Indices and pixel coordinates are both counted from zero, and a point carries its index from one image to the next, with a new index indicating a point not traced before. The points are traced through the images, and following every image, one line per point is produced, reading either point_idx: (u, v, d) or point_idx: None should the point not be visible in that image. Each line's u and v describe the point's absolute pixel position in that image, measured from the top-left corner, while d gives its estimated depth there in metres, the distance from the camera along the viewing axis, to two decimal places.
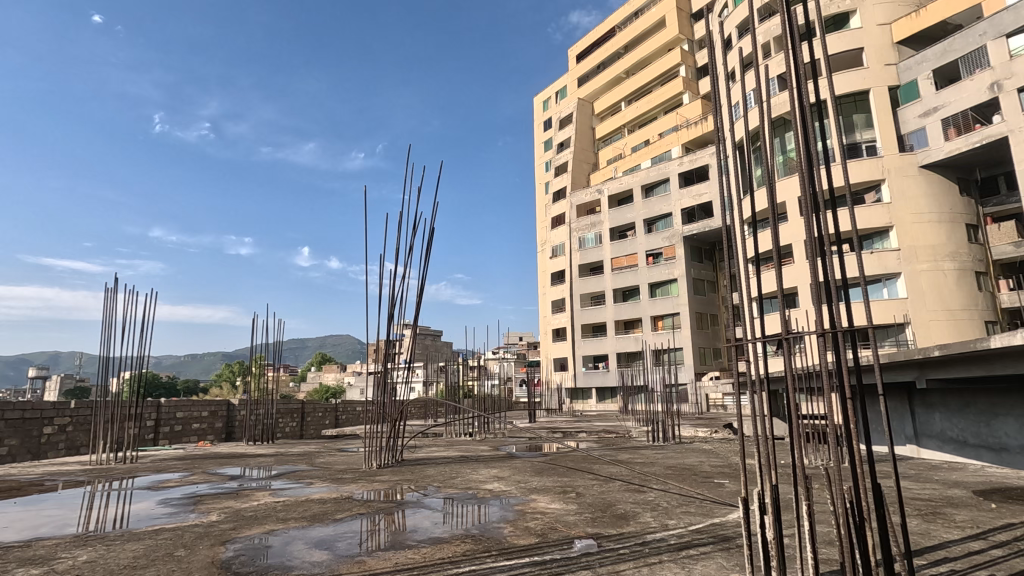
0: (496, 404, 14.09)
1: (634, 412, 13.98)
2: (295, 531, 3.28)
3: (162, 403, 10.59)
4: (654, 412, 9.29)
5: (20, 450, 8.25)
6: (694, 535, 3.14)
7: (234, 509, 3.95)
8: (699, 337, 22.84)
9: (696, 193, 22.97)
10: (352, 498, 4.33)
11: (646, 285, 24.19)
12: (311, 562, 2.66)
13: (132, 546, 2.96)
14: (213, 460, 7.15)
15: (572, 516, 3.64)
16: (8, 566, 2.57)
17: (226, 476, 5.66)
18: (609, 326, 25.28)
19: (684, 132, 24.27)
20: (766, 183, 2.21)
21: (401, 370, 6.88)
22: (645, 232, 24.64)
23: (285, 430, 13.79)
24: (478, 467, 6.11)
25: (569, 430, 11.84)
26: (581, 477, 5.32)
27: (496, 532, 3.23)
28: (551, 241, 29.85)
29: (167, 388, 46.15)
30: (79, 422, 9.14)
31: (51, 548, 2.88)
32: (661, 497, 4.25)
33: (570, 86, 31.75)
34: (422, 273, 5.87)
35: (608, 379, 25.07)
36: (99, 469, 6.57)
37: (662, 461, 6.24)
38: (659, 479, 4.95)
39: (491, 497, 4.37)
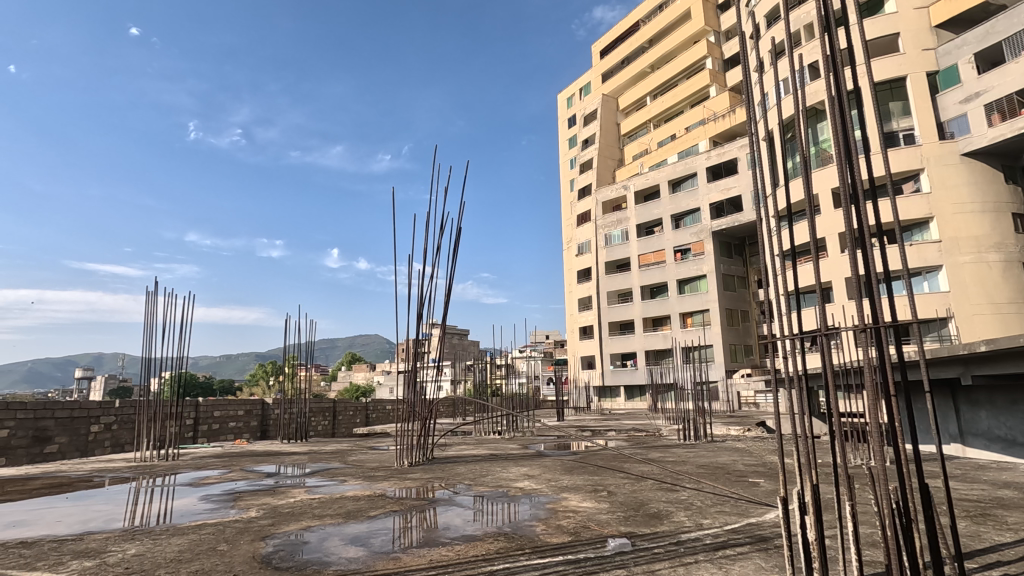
0: (524, 403, 14.12)
1: (664, 410, 13.81)
2: (330, 527, 3.34)
3: (200, 403, 10.92)
4: (685, 410, 9.15)
5: (69, 448, 8.63)
6: (731, 535, 3.09)
7: (272, 505, 4.05)
8: (730, 333, 22.43)
9: (724, 187, 22.55)
10: (385, 496, 4.39)
11: (674, 282, 23.85)
12: (348, 559, 2.71)
13: (176, 540, 3.06)
14: (250, 457, 7.34)
15: (604, 515, 3.61)
16: (63, 558, 2.68)
17: (262, 474, 5.78)
18: (637, 323, 25.02)
19: (712, 125, 23.88)
20: (801, 174, 2.13)
21: (430, 368, 6.92)
22: (673, 227, 24.32)
23: (317, 428, 14.09)
24: (507, 465, 6.11)
25: (599, 428, 11.78)
26: (611, 476, 5.27)
27: (528, 530, 3.23)
28: (577, 238, 29.75)
29: (203, 387, 47.79)
30: (124, 421, 9.51)
31: (102, 542, 3.00)
32: (694, 497, 4.17)
33: (594, 82, 31.45)
34: (450, 274, 5.95)
35: (637, 377, 24.84)
36: (143, 466, 6.83)
37: (694, 460, 6.13)
38: (693, 478, 4.87)
39: (522, 495, 4.38)
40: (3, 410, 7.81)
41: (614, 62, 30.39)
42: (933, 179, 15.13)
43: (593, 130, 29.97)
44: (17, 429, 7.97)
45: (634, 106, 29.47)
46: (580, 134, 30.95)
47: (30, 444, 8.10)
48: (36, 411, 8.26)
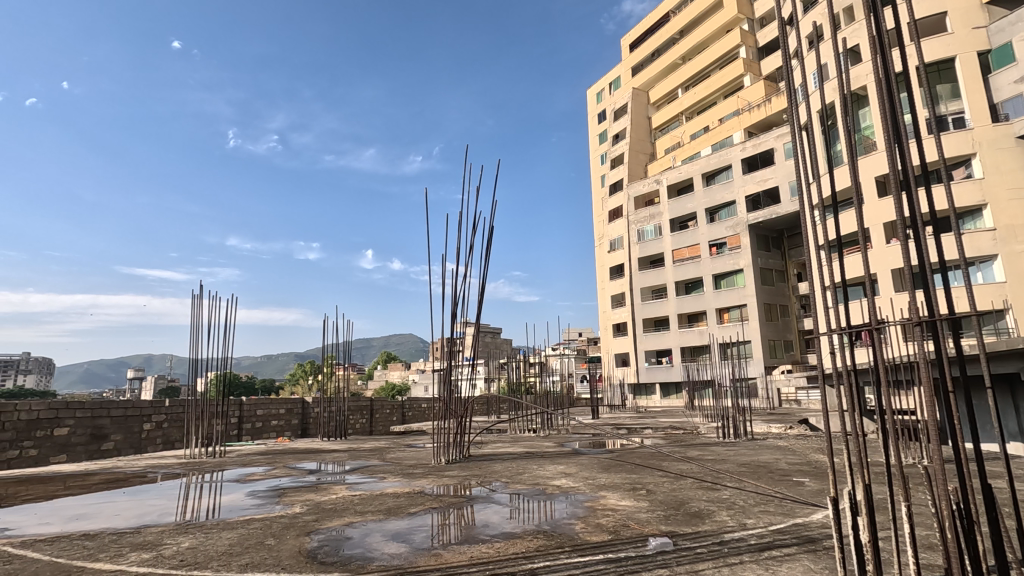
0: (558, 400, 14.07)
1: (701, 407, 13.55)
2: (372, 523, 3.39)
3: (244, 401, 11.29)
4: (724, 408, 8.97)
5: (124, 445, 9.03)
6: (776, 535, 3.00)
7: (315, 501, 4.15)
8: (769, 329, 21.85)
9: (760, 179, 21.98)
10: (423, 493, 4.44)
11: (710, 277, 23.36)
12: (390, 554, 2.75)
13: (227, 534, 3.17)
14: (292, 454, 7.55)
15: (644, 513, 3.57)
16: (122, 550, 2.81)
17: (304, 471, 5.93)
18: (672, 319, 24.63)
19: (747, 116, 23.29)
20: (847, 161, 2.04)
21: (465, 367, 6.97)
22: (708, 221, 23.82)
23: (356, 426, 14.39)
24: (543, 463, 6.09)
25: (635, 426, 11.63)
26: (650, 474, 5.20)
27: (567, 528, 3.23)
28: (608, 234, 29.49)
29: (245, 386, 49.49)
30: (174, 419, 9.91)
31: (158, 535, 3.13)
32: (737, 496, 4.07)
33: (624, 76, 31.05)
34: (483, 273, 6.00)
35: (672, 374, 24.47)
36: (193, 463, 7.08)
37: (735, 458, 6.00)
38: (734, 477, 4.75)
39: (560, 493, 4.38)
40: (63, 409, 8.23)
41: (643, 54, 29.94)
42: (986, 164, 14.37)
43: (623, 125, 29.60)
44: (76, 428, 8.38)
45: (665, 99, 28.96)
46: (611, 129, 30.62)
47: (87, 442, 8.51)
48: (93, 410, 8.66)
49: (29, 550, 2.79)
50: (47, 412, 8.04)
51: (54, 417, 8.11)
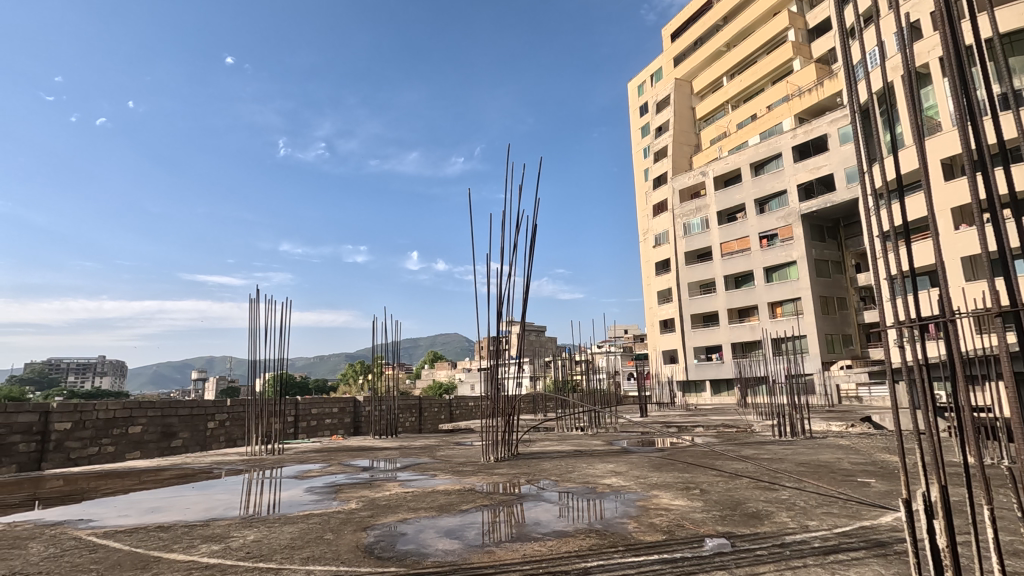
0: (605, 398, 13.89)
1: (754, 405, 13.10)
2: (425, 520, 3.45)
3: (300, 400, 11.73)
4: (779, 405, 8.65)
5: (191, 442, 9.54)
6: (841, 538, 2.87)
7: (370, 497, 4.27)
8: (826, 323, 20.91)
9: (813, 166, 21.05)
10: (474, 490, 4.49)
11: (761, 270, 22.58)
12: (445, 550, 2.79)
13: (289, 528, 3.29)
14: (346, 452, 7.78)
15: (699, 513, 3.48)
16: (194, 542, 2.96)
17: (358, 467, 6.12)
18: (722, 315, 23.95)
19: (798, 101, 22.36)
20: (914, 142, 1.91)
21: (512, 365, 6.99)
22: (757, 212, 23.02)
23: (405, 424, 14.69)
24: (592, 462, 6.05)
25: (685, 424, 11.35)
26: (703, 473, 5.07)
27: (620, 527, 3.19)
28: (653, 229, 28.95)
29: (299, 386, 51.48)
30: (235, 417, 10.38)
31: (226, 528, 3.29)
32: (797, 497, 3.92)
33: (666, 67, 30.37)
34: (527, 272, 5.99)
35: (723, 371, 23.81)
36: (255, 460, 7.39)
37: (793, 458, 5.78)
38: (793, 477, 4.58)
39: (610, 492, 4.33)
40: (136, 409, 8.75)
41: (685, 44, 29.21)
42: None
43: (666, 117, 29.00)
44: (148, 426, 8.91)
45: (710, 87, 28.17)
46: (653, 122, 30.05)
47: (158, 439, 9.04)
48: (163, 409, 9.19)
49: (111, 540, 2.98)
50: (122, 411, 8.58)
51: (128, 416, 8.64)
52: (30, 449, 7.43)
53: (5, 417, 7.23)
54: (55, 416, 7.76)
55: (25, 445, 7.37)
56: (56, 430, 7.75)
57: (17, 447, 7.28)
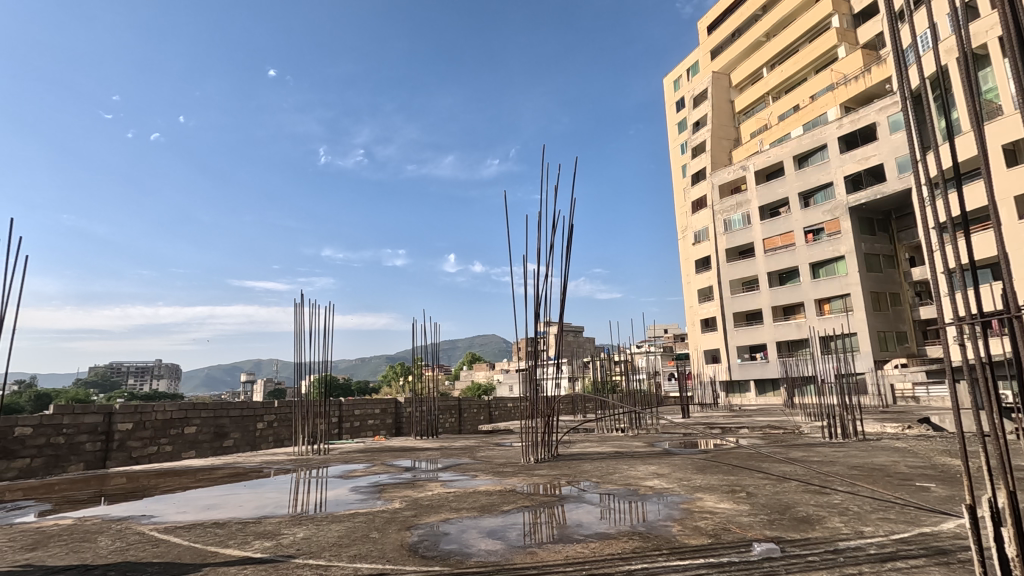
0: (646, 399, 13.70)
1: (801, 405, 12.64)
2: (467, 520, 3.49)
3: (343, 401, 12.05)
4: (829, 406, 8.34)
5: (242, 442, 9.92)
6: (899, 545, 2.74)
7: (414, 497, 4.35)
8: (877, 319, 20.01)
9: (861, 157, 20.19)
10: (516, 491, 4.51)
11: (806, 266, 21.82)
12: (487, 551, 2.81)
13: (336, 526, 3.38)
14: (390, 452, 7.93)
15: (746, 517, 3.39)
16: (248, 538, 3.08)
17: (401, 468, 6.22)
18: (766, 312, 23.26)
19: (843, 90, 21.52)
20: (973, 126, 1.80)
21: (550, 366, 6.98)
22: (802, 206, 22.25)
23: (446, 425, 14.89)
24: (634, 463, 5.98)
25: (729, 426, 11.07)
26: (749, 476, 4.93)
27: (664, 531, 3.14)
28: (692, 226, 28.40)
29: (342, 387, 52.91)
30: (283, 418, 10.73)
31: (276, 525, 3.40)
32: (850, 501, 3.77)
33: (703, 60, 29.69)
34: (563, 274, 5.96)
35: (768, 371, 23.12)
36: (302, 459, 7.63)
37: (844, 461, 5.55)
38: (845, 480, 4.40)
39: (653, 494, 4.27)
40: (191, 410, 9.18)
41: (723, 36, 28.49)
42: None
43: (704, 112, 28.39)
44: (202, 426, 9.32)
45: (749, 79, 27.42)
46: (690, 118, 29.48)
47: (211, 439, 9.45)
48: (215, 410, 9.60)
49: (171, 535, 3.13)
50: (178, 412, 9.01)
51: (184, 417, 9.06)
52: (96, 448, 7.87)
53: (73, 417, 7.67)
54: (117, 416, 8.20)
55: (91, 444, 7.80)
56: (118, 430, 8.18)
57: (85, 445, 7.72)
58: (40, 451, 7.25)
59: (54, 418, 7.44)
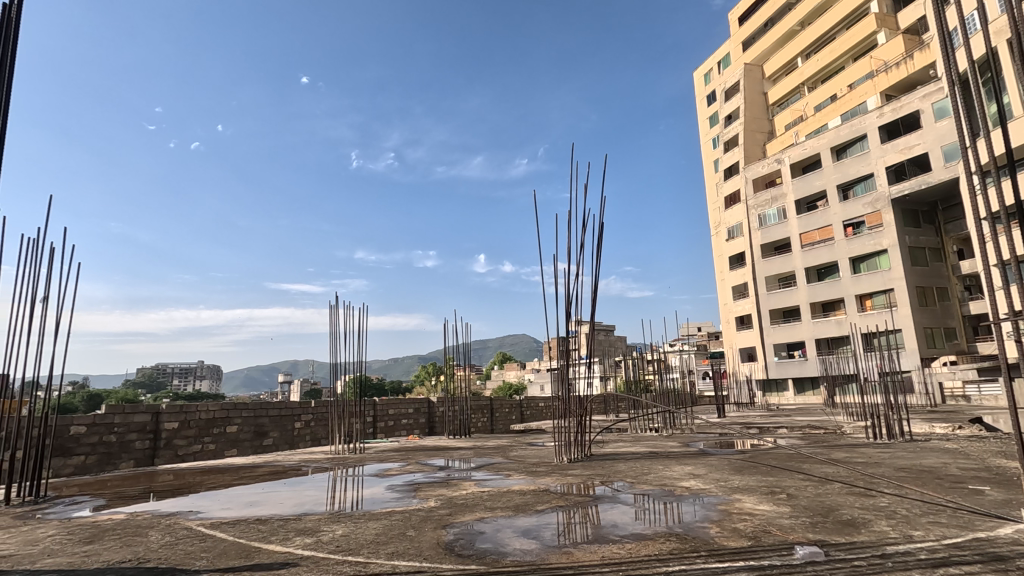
0: (680, 399, 13.46)
1: (843, 405, 12.23)
2: (502, 519, 3.50)
3: (377, 401, 12.25)
4: (873, 405, 8.04)
5: (280, 441, 10.18)
6: (952, 550, 2.63)
7: (448, 496, 4.38)
8: (924, 316, 19.21)
9: (904, 146, 19.40)
10: (550, 491, 4.49)
11: (846, 260, 21.12)
12: (523, 550, 2.82)
13: (374, 524, 3.43)
14: (423, 451, 8.00)
15: (787, 520, 3.30)
16: (289, 534, 3.16)
17: (435, 467, 6.28)
18: (804, 309, 22.62)
19: (883, 77, 20.77)
20: None
21: (581, 365, 6.93)
22: (841, 199, 21.55)
23: (477, 425, 14.97)
24: (668, 464, 5.88)
25: (767, 426, 10.78)
26: (790, 477, 4.79)
27: (702, 532, 3.08)
28: (725, 222, 27.83)
29: (377, 387, 53.91)
30: (320, 418, 10.97)
31: (315, 522, 3.48)
32: (897, 504, 3.63)
33: (734, 52, 29.07)
34: (595, 272, 5.91)
35: (807, 369, 22.48)
36: (338, 458, 7.79)
37: (891, 462, 5.35)
38: (892, 482, 4.24)
39: (689, 495, 4.20)
40: (232, 409, 9.47)
41: (755, 26, 27.80)
42: None
43: (736, 105, 27.79)
44: (242, 425, 9.61)
45: (783, 70, 26.72)
46: (722, 111, 28.91)
47: (252, 438, 9.74)
48: (255, 410, 9.89)
49: (217, 531, 3.24)
50: (221, 412, 9.30)
51: (225, 416, 9.36)
52: (145, 446, 8.19)
53: (123, 417, 8.02)
54: (164, 416, 8.52)
55: (140, 442, 8.13)
56: (165, 429, 8.50)
57: (134, 443, 8.05)
58: (94, 449, 7.59)
59: (106, 417, 7.79)
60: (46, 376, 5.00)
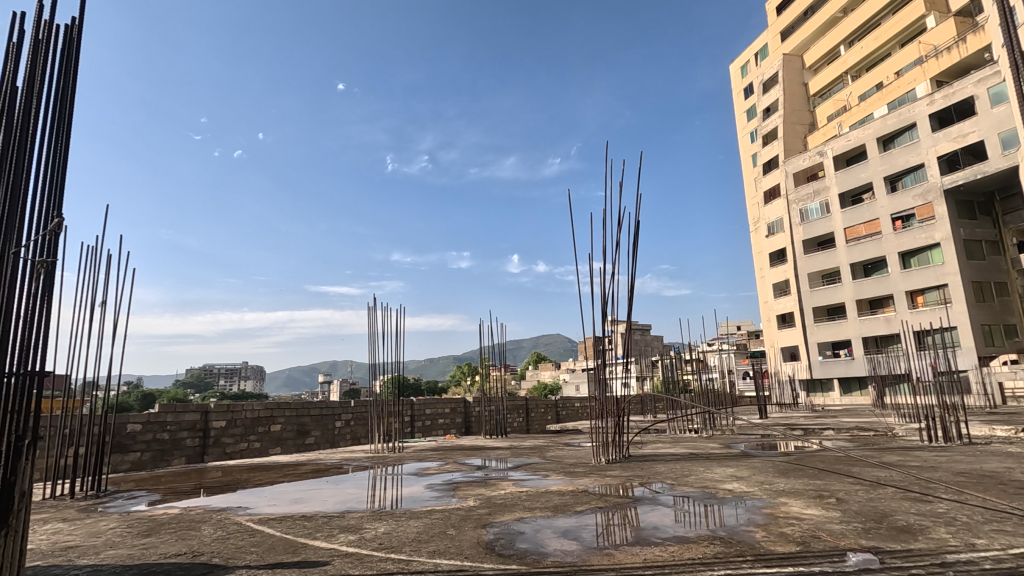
0: (720, 399, 13.17)
1: (895, 406, 11.72)
2: (542, 519, 3.50)
3: (414, 401, 12.41)
4: (927, 406, 7.67)
5: (322, 439, 10.45)
6: (1020, 560, 2.49)
7: (487, 496, 4.40)
8: (981, 312, 18.22)
9: (957, 134, 18.42)
10: (588, 492, 4.46)
11: (895, 255, 20.24)
12: (563, 551, 2.81)
13: (415, 523, 3.48)
14: (461, 451, 8.05)
15: (838, 525, 3.19)
16: (334, 531, 3.24)
17: (473, 466, 6.33)
18: (850, 307, 21.79)
19: (934, 62, 19.81)
20: None
21: (618, 365, 6.85)
22: (888, 191, 20.68)
23: (514, 425, 15.01)
24: (710, 465, 5.76)
25: (812, 427, 10.42)
26: (838, 481, 4.63)
27: (747, 536, 3.00)
28: (765, 217, 27.10)
29: (413, 387, 54.88)
30: (359, 417, 11.19)
31: (358, 520, 3.55)
32: (958, 511, 3.45)
33: (772, 43, 28.24)
34: (632, 270, 5.82)
35: (854, 369, 21.66)
36: (378, 457, 7.92)
37: (948, 466, 5.09)
38: (951, 488, 4.02)
39: (733, 498, 4.09)
40: (276, 409, 9.76)
41: (794, 15, 26.96)
42: None
43: (775, 97, 26.99)
44: (286, 424, 9.90)
45: (825, 59, 25.83)
46: (760, 104, 28.12)
47: (295, 436, 10.01)
48: (297, 409, 10.17)
49: (266, 526, 3.35)
50: (265, 411, 9.60)
51: (270, 415, 9.66)
52: (195, 444, 8.52)
53: (176, 415, 8.36)
54: (213, 415, 8.83)
55: (191, 440, 8.46)
56: (214, 427, 8.82)
57: (186, 441, 8.38)
58: (148, 446, 7.94)
59: (159, 416, 8.14)
60: (105, 377, 5.25)
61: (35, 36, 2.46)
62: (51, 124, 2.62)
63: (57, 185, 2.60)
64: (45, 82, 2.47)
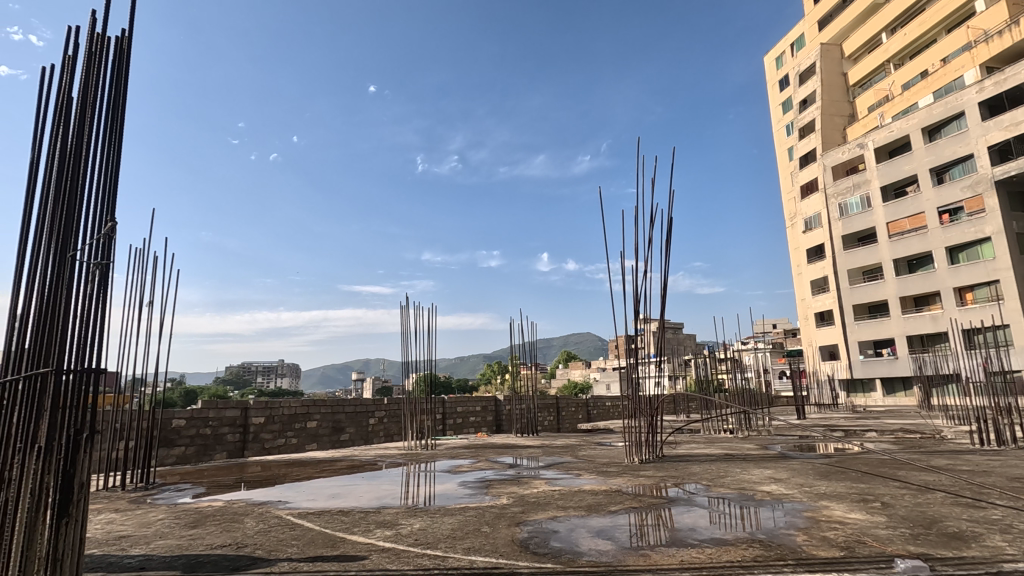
0: (755, 400, 12.87)
1: (943, 407, 11.25)
2: (576, 519, 3.49)
3: (446, 399, 12.51)
4: (978, 408, 7.34)
5: (356, 436, 10.65)
6: None
7: (519, 494, 4.40)
8: None
9: (1010, 122, 17.51)
10: (622, 492, 4.42)
11: (941, 250, 19.41)
12: (598, 550, 2.79)
13: (449, 519, 3.51)
14: (492, 449, 8.08)
15: (884, 530, 3.08)
16: (371, 526, 3.29)
17: (504, 464, 6.35)
18: (893, 304, 21.02)
19: (983, 48, 18.89)
20: None
21: (649, 363, 6.77)
22: (934, 184, 19.84)
23: (545, 423, 15.01)
24: (746, 467, 5.63)
25: (854, 429, 10.08)
26: (883, 484, 4.47)
27: (788, 539, 2.93)
28: (802, 213, 26.37)
29: (445, 386, 55.27)
30: (392, 415, 11.36)
31: (394, 516, 3.60)
32: (1014, 517, 3.29)
33: (809, 33, 27.39)
34: (664, 268, 5.79)
35: (898, 368, 20.88)
36: (411, 453, 8.03)
37: (1002, 471, 4.85)
38: (1006, 493, 3.84)
39: (772, 500, 4.00)
40: (312, 406, 10.00)
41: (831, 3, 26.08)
42: None
43: (811, 88, 26.20)
44: (321, 421, 10.13)
45: (865, 47, 24.94)
46: (796, 96, 27.35)
47: (330, 433, 10.24)
48: (332, 406, 10.39)
49: (305, 520, 3.42)
50: (301, 408, 9.84)
51: (306, 412, 9.89)
52: (235, 439, 8.80)
53: (217, 411, 8.65)
54: (252, 411, 9.08)
55: (231, 435, 8.75)
56: (253, 423, 9.08)
57: (226, 437, 8.66)
58: (192, 441, 8.22)
59: (202, 412, 8.43)
60: (150, 374, 5.46)
61: (88, 48, 2.56)
62: (103, 132, 2.73)
63: (110, 190, 2.72)
64: (98, 91, 2.58)
